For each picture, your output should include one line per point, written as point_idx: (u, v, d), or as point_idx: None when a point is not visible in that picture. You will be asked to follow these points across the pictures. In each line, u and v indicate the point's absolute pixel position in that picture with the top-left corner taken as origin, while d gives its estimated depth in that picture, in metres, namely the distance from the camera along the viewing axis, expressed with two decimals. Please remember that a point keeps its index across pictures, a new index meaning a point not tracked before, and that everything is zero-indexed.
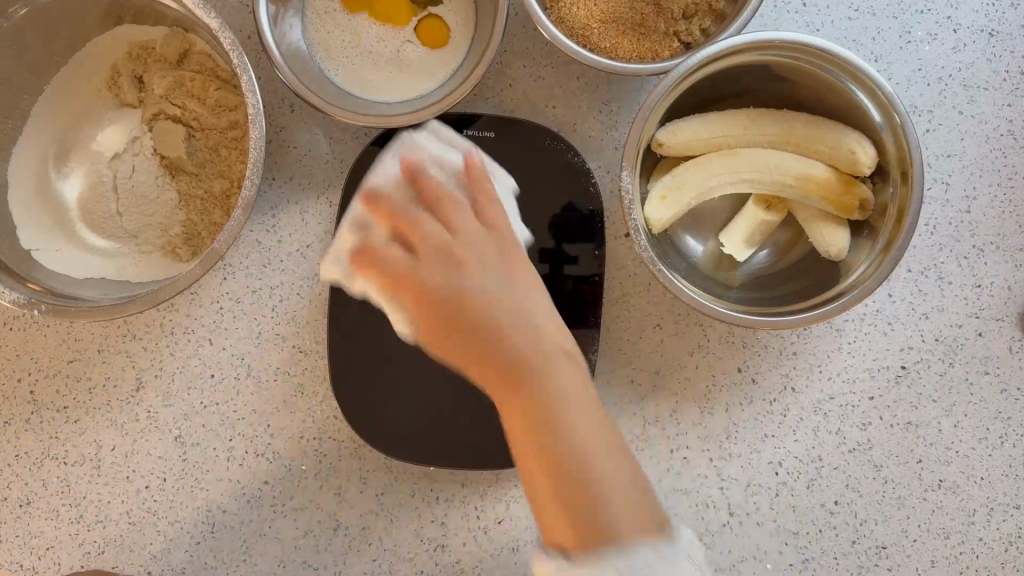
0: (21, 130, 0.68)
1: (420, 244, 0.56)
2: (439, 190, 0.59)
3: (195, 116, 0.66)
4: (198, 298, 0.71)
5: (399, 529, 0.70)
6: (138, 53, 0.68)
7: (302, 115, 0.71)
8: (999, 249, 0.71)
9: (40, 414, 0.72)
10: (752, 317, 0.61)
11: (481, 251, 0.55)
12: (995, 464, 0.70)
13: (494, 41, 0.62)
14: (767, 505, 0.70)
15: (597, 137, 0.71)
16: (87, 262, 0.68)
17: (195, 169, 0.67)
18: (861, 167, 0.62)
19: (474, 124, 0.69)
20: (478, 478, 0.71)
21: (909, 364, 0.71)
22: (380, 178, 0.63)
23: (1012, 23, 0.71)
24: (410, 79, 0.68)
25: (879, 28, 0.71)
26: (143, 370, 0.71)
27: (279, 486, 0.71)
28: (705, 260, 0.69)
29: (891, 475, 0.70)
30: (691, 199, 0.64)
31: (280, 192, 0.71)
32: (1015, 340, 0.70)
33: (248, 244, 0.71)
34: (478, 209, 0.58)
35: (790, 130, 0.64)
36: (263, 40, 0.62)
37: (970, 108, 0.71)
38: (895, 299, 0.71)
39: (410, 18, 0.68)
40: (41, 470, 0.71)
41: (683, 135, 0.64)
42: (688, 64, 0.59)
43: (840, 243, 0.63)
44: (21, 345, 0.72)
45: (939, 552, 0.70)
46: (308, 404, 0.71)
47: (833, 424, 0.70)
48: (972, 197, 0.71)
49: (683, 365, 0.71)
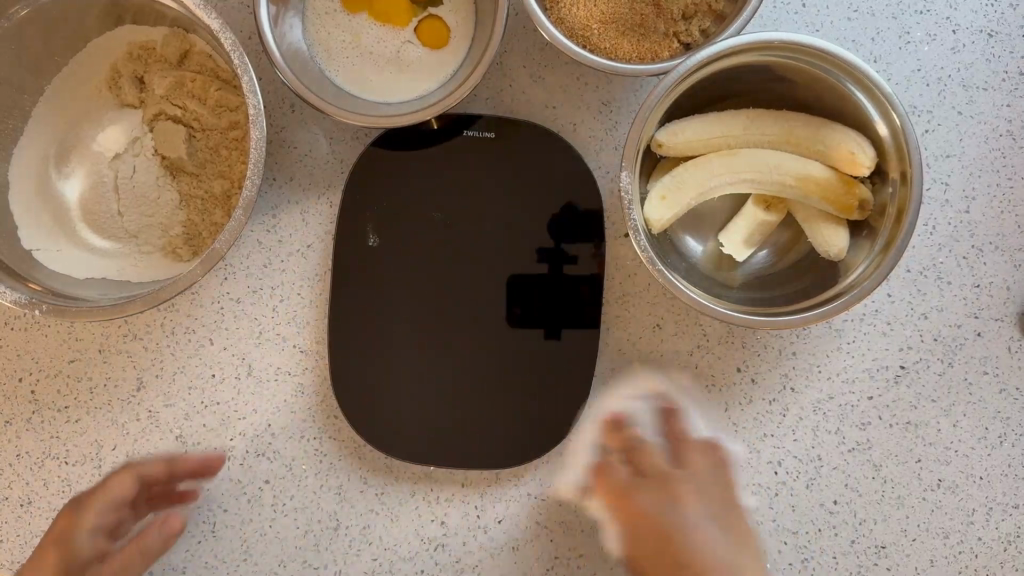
0: (22, 131, 0.68)
1: (642, 518, 0.64)
2: (674, 459, 0.67)
3: (195, 117, 0.66)
4: (198, 298, 0.72)
5: (399, 528, 0.70)
6: (138, 53, 0.68)
7: (302, 116, 0.71)
8: (999, 249, 0.71)
9: (40, 414, 0.72)
10: (752, 317, 0.61)
11: (705, 524, 0.64)
12: (994, 463, 0.70)
13: (495, 42, 0.62)
14: (767, 505, 0.70)
15: (597, 137, 0.71)
16: (88, 263, 0.68)
17: (196, 170, 0.67)
18: (861, 168, 0.62)
19: (475, 124, 0.70)
20: (477, 478, 0.71)
21: (909, 364, 0.71)
22: (581, 453, 0.70)
23: (1012, 24, 0.71)
24: (410, 79, 0.68)
25: (879, 28, 0.71)
26: (143, 370, 0.72)
27: (279, 485, 0.71)
28: (705, 260, 0.69)
29: (891, 475, 0.71)
30: (691, 199, 0.64)
31: (280, 192, 0.71)
32: (1015, 340, 0.71)
33: (248, 244, 0.71)
34: (714, 482, 0.67)
35: (790, 130, 0.64)
36: (264, 40, 0.62)
37: (969, 108, 0.71)
38: (894, 299, 0.71)
39: (410, 18, 0.69)
40: (41, 469, 0.71)
41: (683, 135, 0.64)
42: (688, 64, 0.59)
43: (840, 243, 0.64)
44: (21, 345, 0.72)
45: (939, 552, 0.70)
46: (309, 403, 0.71)
47: (833, 424, 0.71)
48: (971, 196, 0.71)
49: (683, 365, 0.71)
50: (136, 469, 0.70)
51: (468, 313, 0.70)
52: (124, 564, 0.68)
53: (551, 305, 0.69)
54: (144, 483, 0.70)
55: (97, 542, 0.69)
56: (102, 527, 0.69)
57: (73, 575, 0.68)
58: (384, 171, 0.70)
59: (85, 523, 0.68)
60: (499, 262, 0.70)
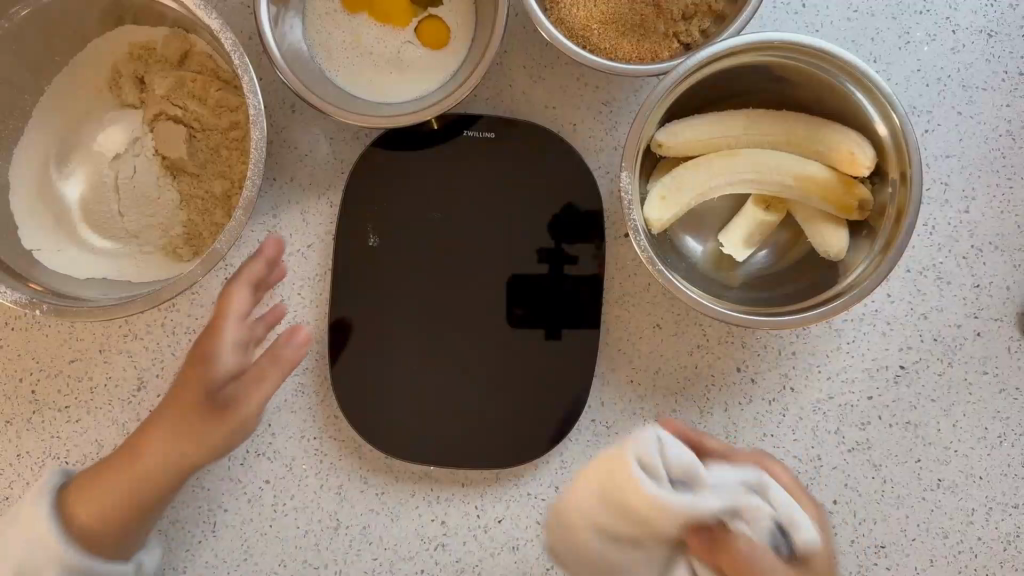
0: (23, 132, 0.68)
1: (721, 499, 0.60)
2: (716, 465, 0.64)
3: (195, 116, 0.66)
4: (198, 298, 0.72)
5: (399, 528, 0.71)
6: (138, 54, 0.68)
7: (302, 116, 0.71)
8: (999, 249, 0.71)
9: (40, 414, 0.72)
10: (751, 317, 0.61)
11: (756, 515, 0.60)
12: (994, 463, 0.71)
13: (494, 42, 0.62)
14: None
15: (597, 137, 0.71)
16: (89, 263, 0.68)
17: (197, 170, 0.67)
18: (861, 167, 0.62)
19: (475, 124, 0.70)
20: (477, 478, 0.71)
21: (908, 364, 0.71)
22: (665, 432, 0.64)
23: (1011, 24, 0.71)
24: (410, 79, 0.68)
25: (879, 28, 0.71)
26: (144, 370, 0.72)
27: (279, 485, 0.71)
28: (705, 260, 0.69)
29: (890, 475, 0.71)
30: (691, 199, 0.64)
31: (281, 192, 0.71)
32: (1014, 340, 0.71)
33: (249, 244, 0.71)
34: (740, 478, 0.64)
35: (790, 130, 0.64)
36: (264, 40, 0.63)
37: (969, 108, 0.71)
38: (894, 299, 0.71)
39: (410, 18, 0.69)
40: (41, 469, 0.72)
41: (683, 135, 0.64)
42: (688, 64, 0.59)
43: (840, 244, 0.64)
44: (21, 345, 0.72)
45: (938, 551, 0.70)
46: (309, 403, 0.71)
47: (833, 424, 0.71)
48: (971, 197, 0.71)
49: (683, 365, 0.71)
50: (245, 275, 0.66)
51: (468, 313, 0.70)
52: (261, 372, 0.65)
53: (551, 305, 0.69)
54: (257, 289, 0.67)
55: (232, 362, 0.66)
56: (232, 346, 0.66)
57: (212, 402, 0.64)
58: (385, 172, 0.70)
59: (221, 343, 0.66)
60: (499, 262, 0.70)
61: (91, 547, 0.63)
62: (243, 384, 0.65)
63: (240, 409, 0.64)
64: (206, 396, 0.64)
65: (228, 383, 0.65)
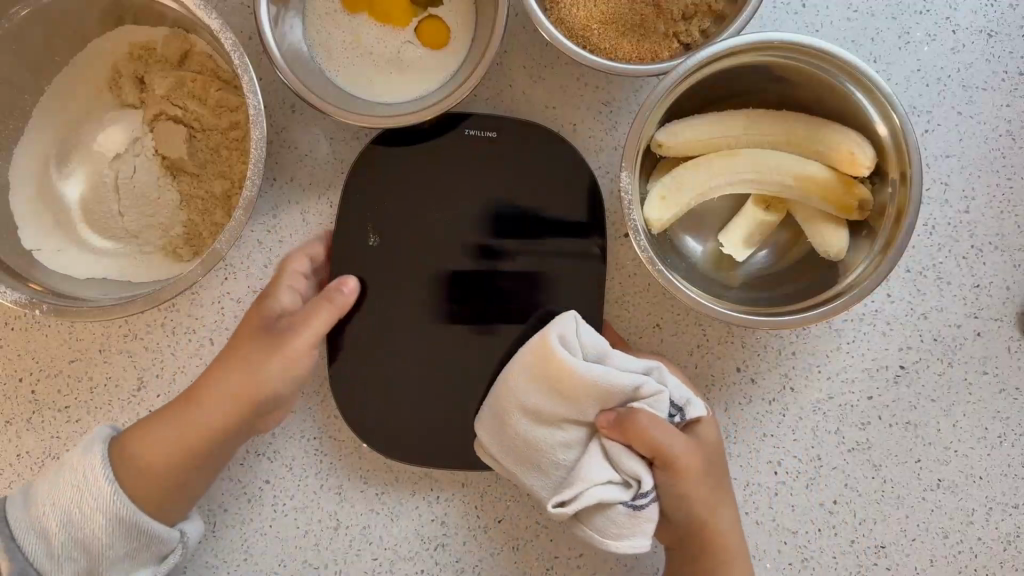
0: (23, 131, 0.68)
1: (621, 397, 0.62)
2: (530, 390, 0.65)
3: (195, 116, 0.66)
4: (198, 298, 0.72)
5: (399, 528, 0.71)
6: (139, 54, 0.68)
7: (302, 116, 0.71)
8: (999, 249, 0.71)
9: (41, 415, 0.72)
10: (750, 316, 0.61)
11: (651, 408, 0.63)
12: (994, 463, 0.71)
13: (495, 42, 0.62)
14: (767, 505, 0.70)
15: (597, 137, 0.71)
16: (89, 263, 0.68)
17: (196, 170, 0.67)
18: (861, 167, 0.62)
19: (477, 124, 0.69)
20: (477, 479, 0.71)
21: (908, 364, 0.71)
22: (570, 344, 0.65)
23: (1011, 24, 0.71)
24: (410, 79, 0.68)
25: (879, 29, 0.71)
26: (144, 370, 0.72)
27: (279, 486, 0.71)
28: (704, 260, 0.69)
29: (890, 475, 0.71)
30: (691, 199, 0.64)
31: (280, 192, 0.71)
32: (1014, 339, 0.71)
33: (248, 244, 0.71)
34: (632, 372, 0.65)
35: (790, 130, 0.64)
36: (263, 40, 0.63)
37: (969, 108, 0.71)
38: (894, 299, 0.71)
39: (410, 18, 0.69)
40: (42, 469, 0.72)
41: (683, 135, 0.64)
42: (688, 64, 0.59)
43: (840, 244, 0.64)
44: (21, 345, 0.72)
45: (938, 552, 0.70)
46: (308, 403, 0.71)
47: (832, 424, 0.71)
48: (971, 197, 0.71)
49: (683, 365, 0.71)
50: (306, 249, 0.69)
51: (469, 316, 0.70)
52: (315, 306, 0.65)
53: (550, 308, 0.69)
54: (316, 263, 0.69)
55: (291, 305, 0.66)
56: (292, 294, 0.67)
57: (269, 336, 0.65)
58: (383, 172, 0.70)
59: (280, 287, 0.66)
60: (500, 264, 0.70)
61: (146, 493, 0.64)
62: (299, 314, 0.65)
63: (292, 337, 0.64)
64: (262, 326, 0.65)
65: (282, 319, 0.65)
